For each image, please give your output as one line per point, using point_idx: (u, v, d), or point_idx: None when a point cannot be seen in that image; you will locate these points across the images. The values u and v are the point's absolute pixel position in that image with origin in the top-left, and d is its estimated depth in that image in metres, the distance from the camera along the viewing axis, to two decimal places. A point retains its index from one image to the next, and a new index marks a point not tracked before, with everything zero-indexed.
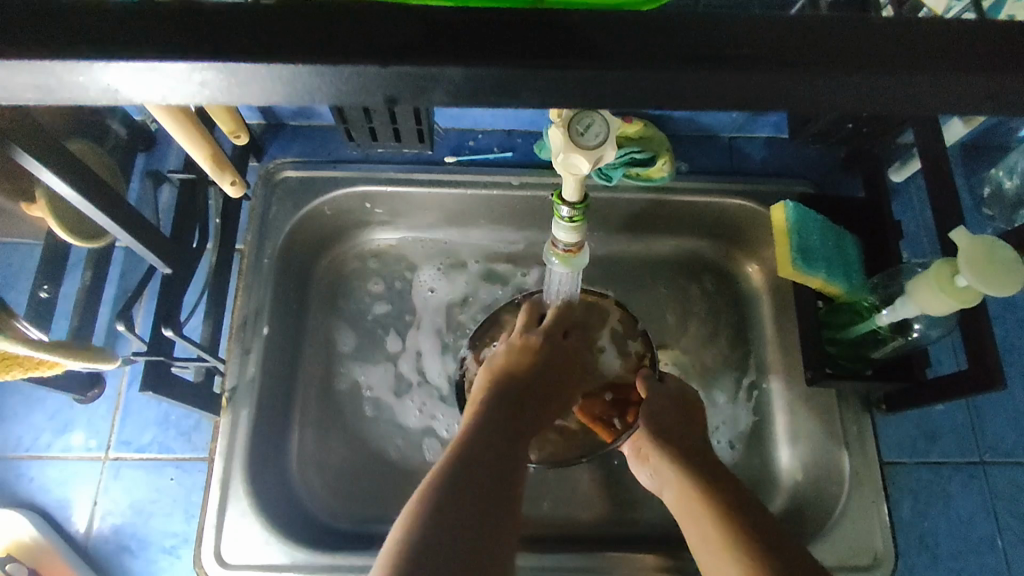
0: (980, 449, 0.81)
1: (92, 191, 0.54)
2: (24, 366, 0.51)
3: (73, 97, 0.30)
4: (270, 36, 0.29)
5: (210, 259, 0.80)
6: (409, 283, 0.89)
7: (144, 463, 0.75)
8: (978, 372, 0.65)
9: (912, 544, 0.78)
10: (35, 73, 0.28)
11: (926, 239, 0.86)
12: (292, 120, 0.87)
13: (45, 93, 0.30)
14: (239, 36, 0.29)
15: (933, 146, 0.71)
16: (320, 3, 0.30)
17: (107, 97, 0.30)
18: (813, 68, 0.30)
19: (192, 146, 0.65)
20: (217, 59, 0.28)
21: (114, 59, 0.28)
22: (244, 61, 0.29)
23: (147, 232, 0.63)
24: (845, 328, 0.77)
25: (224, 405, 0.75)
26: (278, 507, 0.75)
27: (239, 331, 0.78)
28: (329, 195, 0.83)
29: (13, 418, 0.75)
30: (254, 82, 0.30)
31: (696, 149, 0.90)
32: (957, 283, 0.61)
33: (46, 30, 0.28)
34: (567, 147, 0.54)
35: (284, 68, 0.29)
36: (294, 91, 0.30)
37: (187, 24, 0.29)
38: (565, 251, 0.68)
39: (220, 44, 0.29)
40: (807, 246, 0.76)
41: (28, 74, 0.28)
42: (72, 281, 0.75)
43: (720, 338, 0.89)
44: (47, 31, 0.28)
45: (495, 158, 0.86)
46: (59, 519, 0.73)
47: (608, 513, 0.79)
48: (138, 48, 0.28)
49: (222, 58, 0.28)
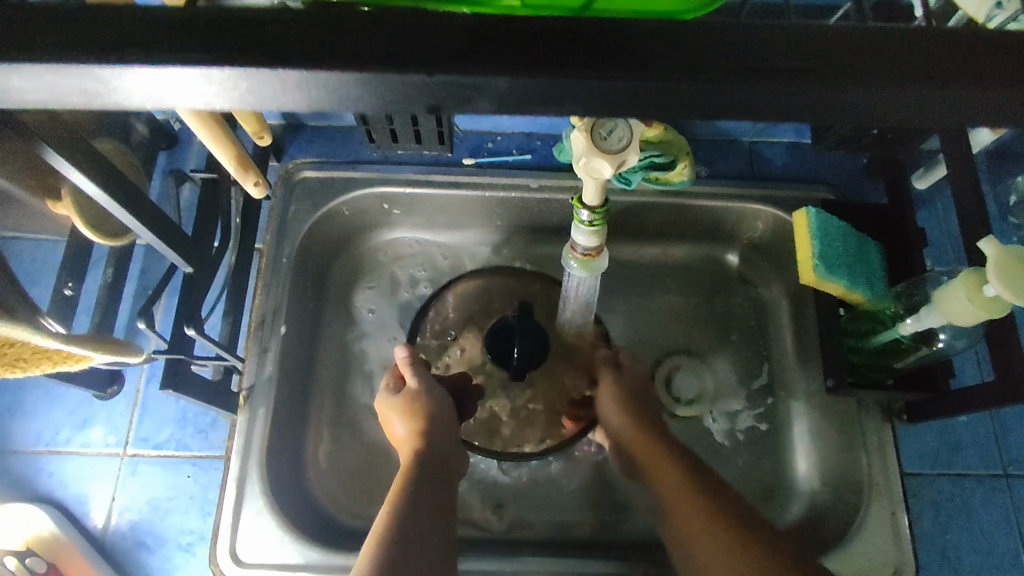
0: (1004, 462, 0.79)
1: (117, 190, 0.54)
2: (52, 360, 0.51)
3: (114, 101, 0.30)
4: (312, 43, 0.29)
5: (230, 258, 0.80)
6: (414, 279, 0.89)
7: (163, 460, 0.75)
8: (1006, 384, 0.64)
9: (933, 557, 0.76)
10: (78, 78, 0.29)
11: (950, 247, 0.85)
12: (312, 121, 0.87)
13: (86, 98, 0.30)
14: (280, 42, 0.29)
15: (961, 153, 0.70)
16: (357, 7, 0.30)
17: (147, 103, 0.30)
18: (856, 76, 0.29)
19: (215, 147, 0.65)
20: (260, 66, 0.28)
21: (158, 65, 0.28)
22: (287, 68, 0.28)
23: (169, 230, 0.63)
24: (868, 336, 0.76)
25: (241, 404, 0.76)
26: (291, 507, 0.75)
27: (257, 330, 0.78)
28: (348, 195, 0.84)
29: (33, 412, 0.76)
30: (295, 89, 0.29)
31: (716, 154, 0.89)
32: (985, 292, 0.60)
33: (90, 35, 0.28)
34: (589, 151, 0.54)
35: (328, 76, 0.29)
36: (335, 98, 0.30)
37: (232, 30, 0.29)
38: (585, 255, 0.67)
39: (263, 51, 0.28)
40: (829, 254, 0.75)
41: (71, 79, 0.29)
42: (94, 278, 0.76)
43: (738, 344, 0.88)
44: (90, 37, 0.28)
45: (513, 160, 0.86)
46: (77, 514, 0.74)
47: (623, 519, 0.79)
48: (181, 53, 0.28)
49: (265, 65, 0.28)
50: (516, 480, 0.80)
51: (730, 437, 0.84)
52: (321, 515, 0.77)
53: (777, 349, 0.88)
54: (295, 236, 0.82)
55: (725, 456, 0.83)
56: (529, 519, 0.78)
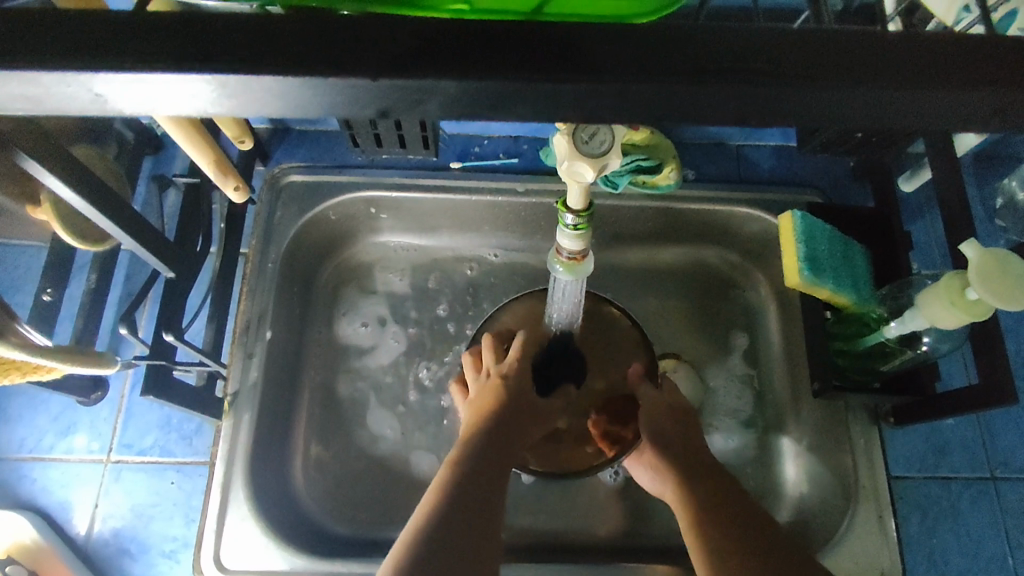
0: (991, 464, 0.79)
1: (94, 195, 0.54)
2: (22, 370, 0.50)
3: (61, 106, 0.30)
4: (262, 50, 0.29)
5: (215, 261, 0.80)
6: (422, 267, 0.89)
7: (145, 466, 0.75)
8: (991, 388, 0.64)
9: (920, 560, 0.76)
10: (25, 83, 0.28)
11: (936, 250, 0.85)
12: (298, 126, 0.87)
13: (33, 103, 0.30)
14: (228, 47, 0.29)
15: (944, 156, 0.70)
16: (313, 15, 0.30)
17: (95, 108, 0.30)
18: (817, 83, 0.29)
19: (197, 152, 0.65)
20: (206, 71, 0.28)
21: (103, 69, 0.28)
22: (235, 73, 0.28)
23: (151, 236, 0.62)
24: (855, 339, 0.75)
25: (226, 409, 0.75)
26: (276, 513, 0.74)
27: (242, 335, 0.78)
28: (334, 199, 0.83)
29: (17, 419, 0.76)
30: (245, 94, 0.29)
31: (703, 157, 0.89)
32: (968, 296, 0.60)
33: (36, 41, 0.28)
34: (571, 155, 0.54)
35: (279, 81, 0.29)
36: (287, 103, 0.30)
37: (177, 35, 0.29)
38: (570, 259, 0.67)
39: (210, 57, 0.28)
40: (814, 256, 0.75)
41: (18, 84, 0.29)
42: (78, 283, 0.75)
43: (726, 348, 0.88)
44: (32, 43, 0.28)
45: (500, 164, 0.86)
46: (60, 522, 0.73)
47: (610, 524, 0.79)
48: (128, 58, 0.28)
49: (211, 70, 0.28)
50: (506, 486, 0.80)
51: (718, 440, 0.84)
52: (306, 521, 0.77)
53: (765, 352, 0.88)
54: (281, 242, 0.82)
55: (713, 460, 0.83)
56: (516, 523, 0.78)
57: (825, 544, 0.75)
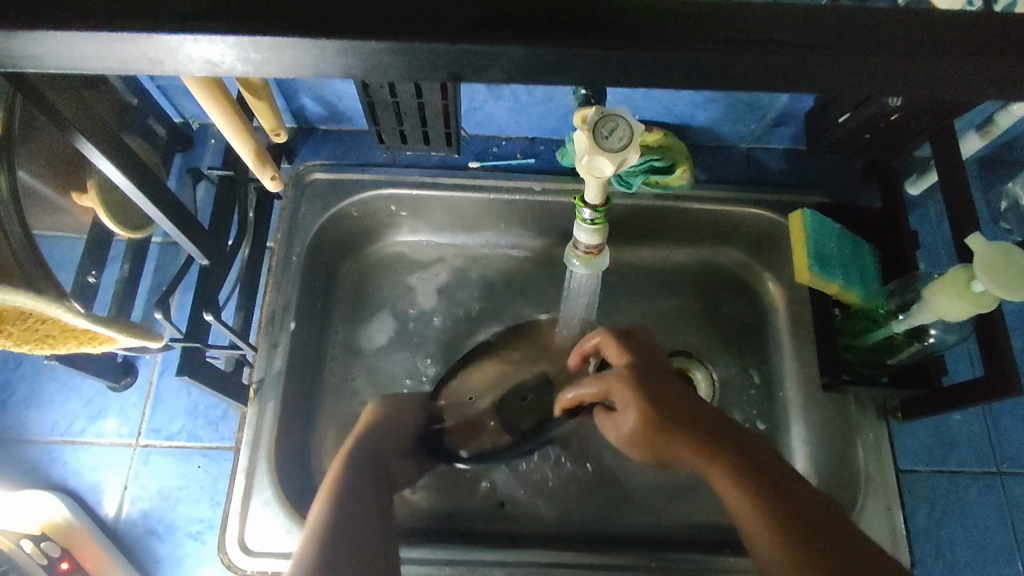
0: (998, 459, 0.81)
1: (141, 179, 0.57)
2: (77, 339, 0.53)
3: (173, 67, 0.36)
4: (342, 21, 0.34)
5: (243, 254, 0.82)
6: (440, 264, 0.92)
7: (173, 450, 0.77)
8: (997, 379, 0.66)
9: (928, 552, 0.78)
10: (150, 46, 0.34)
11: (943, 251, 0.87)
12: (322, 125, 0.90)
13: (151, 64, 0.36)
14: (317, 19, 0.34)
15: (951, 156, 0.72)
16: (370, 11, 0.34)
17: (201, 68, 0.36)
18: None
19: (236, 142, 0.68)
20: (297, 35, 0.34)
21: (214, 34, 0.34)
22: (323, 37, 0.34)
23: (188, 224, 0.65)
24: (861, 334, 0.77)
25: (251, 396, 0.78)
26: (298, 498, 0.76)
27: (267, 325, 0.81)
28: (358, 196, 0.86)
29: (48, 403, 0.78)
30: (329, 55, 0.35)
31: (713, 159, 0.91)
32: (974, 287, 0.62)
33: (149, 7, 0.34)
34: (591, 150, 0.57)
35: (365, 45, 0.35)
36: (364, 61, 0.36)
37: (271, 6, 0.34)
38: (587, 252, 0.70)
39: (299, 23, 0.34)
40: (822, 253, 0.77)
41: (140, 47, 0.34)
42: (111, 273, 0.78)
43: (734, 345, 0.90)
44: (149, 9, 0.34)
45: (517, 164, 0.89)
46: (90, 502, 0.75)
47: (623, 514, 0.81)
48: (233, 26, 0.34)
49: (301, 34, 0.34)
50: (520, 477, 0.82)
51: None
52: None
53: (774, 350, 0.90)
54: (305, 236, 0.84)
55: None
56: (533, 512, 0.81)
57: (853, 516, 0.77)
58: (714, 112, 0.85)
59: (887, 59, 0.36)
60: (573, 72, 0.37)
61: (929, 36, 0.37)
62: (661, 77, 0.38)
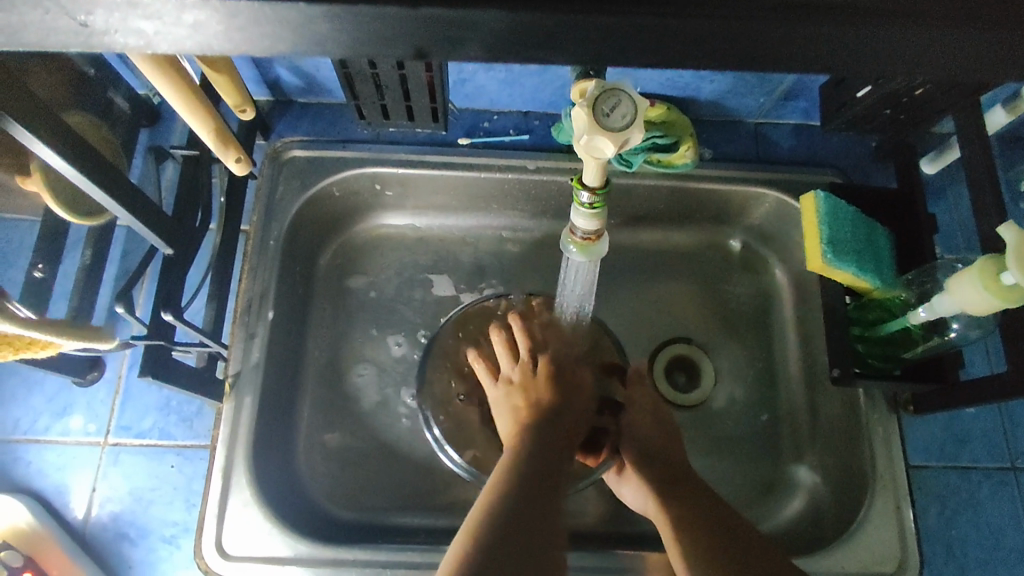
0: (1012, 454, 0.77)
1: (86, 163, 0.51)
2: (13, 347, 0.49)
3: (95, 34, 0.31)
4: None
5: (215, 238, 0.77)
6: (430, 247, 0.87)
7: (144, 449, 0.73)
8: (1017, 378, 0.62)
9: (938, 551, 0.75)
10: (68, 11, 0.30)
11: (961, 235, 0.83)
12: (301, 97, 0.83)
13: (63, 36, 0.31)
14: None
15: (975, 134, 0.67)
16: None
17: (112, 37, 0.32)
18: None
19: (196, 120, 0.61)
20: None
21: None
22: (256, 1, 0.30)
23: (148, 211, 0.60)
24: (876, 325, 0.73)
25: (227, 392, 0.73)
26: (279, 499, 0.72)
27: (244, 315, 0.75)
28: (339, 175, 0.80)
29: (11, 400, 0.73)
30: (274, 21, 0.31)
31: (719, 135, 0.85)
32: (1003, 280, 0.57)
33: None
34: (591, 129, 0.51)
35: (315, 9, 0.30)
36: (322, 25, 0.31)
37: None
38: (584, 239, 0.65)
39: None
40: (837, 239, 0.72)
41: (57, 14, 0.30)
42: (72, 260, 0.72)
43: (739, 332, 0.86)
44: None
45: (510, 140, 0.82)
46: (57, 505, 0.71)
47: (617, 512, 0.78)
48: None
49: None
50: None
51: (731, 427, 0.82)
52: (310, 505, 0.75)
53: (779, 338, 0.86)
54: (283, 219, 0.79)
55: (725, 447, 0.82)
56: None
57: (841, 539, 0.73)
58: (721, 85, 0.79)
59: (903, 27, 0.32)
60: (559, 43, 0.33)
61: (956, 5, 0.32)
62: (666, 48, 0.33)
